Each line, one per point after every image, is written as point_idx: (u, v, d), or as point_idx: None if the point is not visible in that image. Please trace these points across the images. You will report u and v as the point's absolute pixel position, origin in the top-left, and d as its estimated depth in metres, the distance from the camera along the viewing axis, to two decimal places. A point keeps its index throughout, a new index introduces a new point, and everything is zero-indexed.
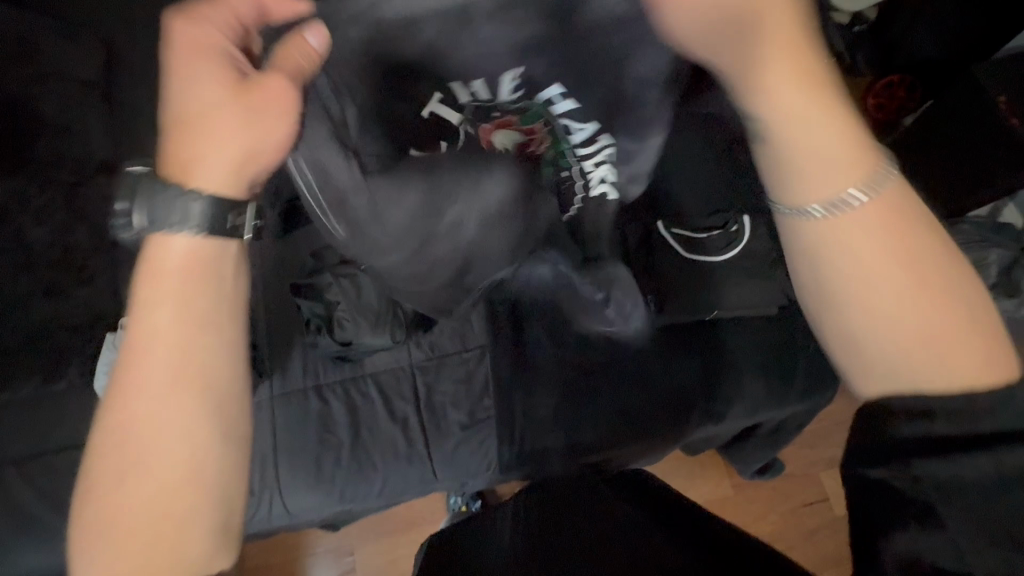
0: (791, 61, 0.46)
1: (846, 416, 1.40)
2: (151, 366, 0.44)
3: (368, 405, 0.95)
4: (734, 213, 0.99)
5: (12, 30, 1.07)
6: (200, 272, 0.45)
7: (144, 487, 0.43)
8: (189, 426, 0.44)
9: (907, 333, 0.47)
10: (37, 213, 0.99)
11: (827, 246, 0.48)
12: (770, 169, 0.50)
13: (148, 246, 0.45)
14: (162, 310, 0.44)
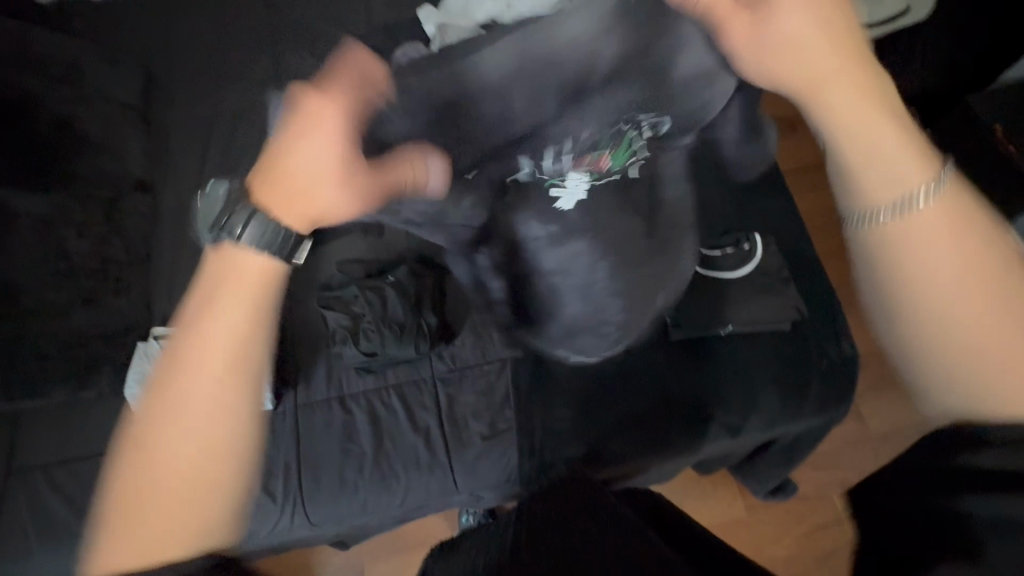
0: (855, 72, 0.44)
1: (858, 436, 1.40)
2: (205, 367, 0.44)
3: (391, 416, 0.97)
4: (745, 232, 1.03)
5: (60, 55, 1.14)
6: (264, 285, 0.46)
7: (177, 480, 0.44)
8: (229, 430, 0.45)
9: (977, 338, 0.43)
10: (79, 227, 1.04)
11: (888, 255, 0.46)
12: (834, 178, 0.48)
13: (221, 252, 0.45)
14: (227, 316, 0.44)
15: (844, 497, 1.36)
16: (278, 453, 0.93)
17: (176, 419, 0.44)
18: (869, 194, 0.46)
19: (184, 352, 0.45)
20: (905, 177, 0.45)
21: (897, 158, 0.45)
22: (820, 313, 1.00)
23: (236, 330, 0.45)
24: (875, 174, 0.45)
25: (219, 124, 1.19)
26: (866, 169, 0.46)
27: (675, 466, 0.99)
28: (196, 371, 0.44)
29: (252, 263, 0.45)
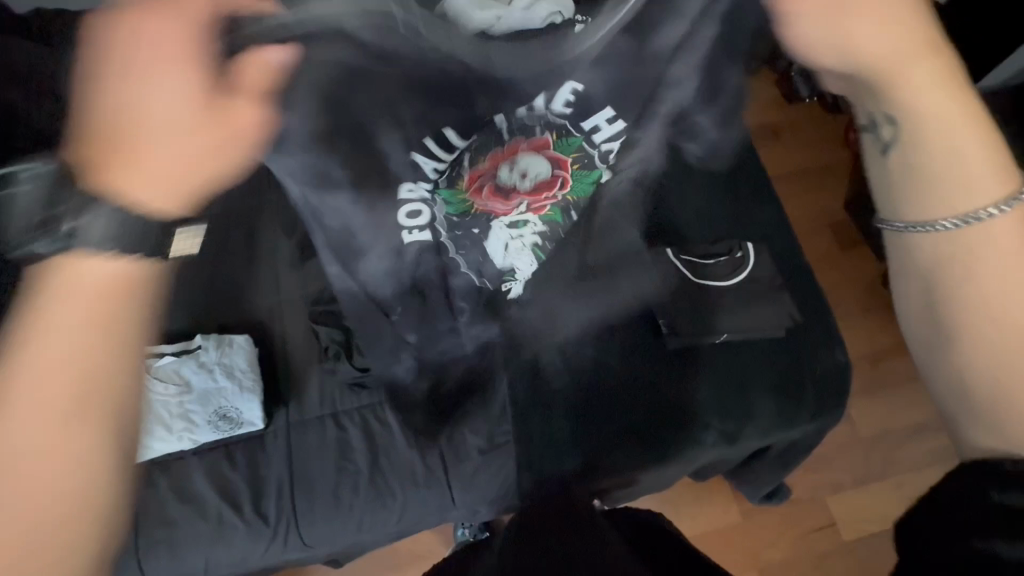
0: (938, 62, 0.42)
1: (848, 438, 1.42)
2: (33, 395, 0.36)
3: (386, 432, 0.95)
4: (737, 241, 1.05)
5: None
6: (113, 297, 0.38)
7: (8, 534, 0.35)
8: (71, 462, 0.37)
9: (1004, 359, 0.43)
10: None
11: (953, 253, 0.44)
12: (900, 183, 0.47)
13: (50, 272, 0.37)
14: (54, 336, 0.36)
15: (836, 500, 1.37)
16: (270, 471, 0.91)
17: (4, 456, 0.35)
18: (933, 195, 0.44)
19: (17, 383, 0.36)
20: (969, 182, 0.43)
21: (962, 154, 0.43)
22: (812, 319, 1.01)
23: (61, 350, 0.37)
24: (935, 174, 0.44)
25: None
26: (935, 163, 0.44)
27: (673, 475, 0.98)
28: (21, 399, 0.36)
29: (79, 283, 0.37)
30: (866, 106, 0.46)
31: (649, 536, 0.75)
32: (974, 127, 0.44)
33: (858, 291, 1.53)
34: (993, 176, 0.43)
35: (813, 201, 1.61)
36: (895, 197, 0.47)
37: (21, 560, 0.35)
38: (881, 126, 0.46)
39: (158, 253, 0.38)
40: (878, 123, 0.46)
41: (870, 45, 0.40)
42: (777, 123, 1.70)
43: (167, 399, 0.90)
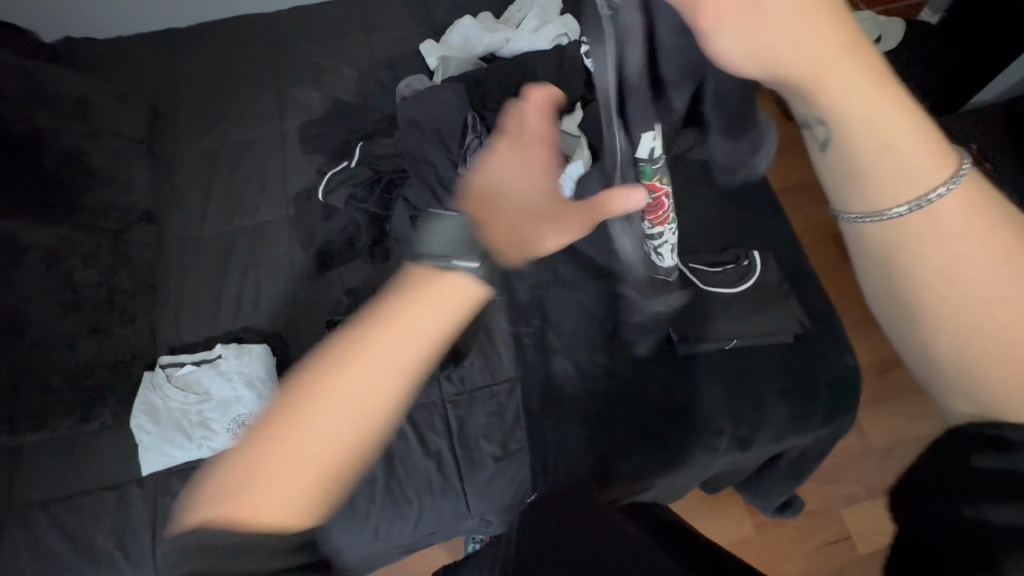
0: (856, 53, 0.37)
1: (860, 449, 1.42)
2: (366, 366, 0.45)
3: (400, 440, 0.95)
4: (743, 250, 1.06)
5: (72, 93, 1.18)
6: (434, 309, 0.48)
7: (314, 454, 0.44)
8: (365, 415, 0.45)
9: (984, 346, 0.37)
10: (86, 257, 1.05)
11: (902, 240, 0.38)
12: (837, 177, 0.40)
13: (426, 273, 0.50)
14: (416, 328, 0.47)
15: (852, 512, 1.36)
16: None
17: (336, 393, 0.45)
18: (871, 192, 0.38)
19: (359, 351, 0.46)
20: (914, 166, 0.37)
21: (896, 145, 0.37)
22: (821, 324, 1.02)
23: (418, 335, 0.47)
24: (879, 170, 0.38)
25: (226, 157, 1.23)
26: (874, 159, 0.38)
27: (688, 481, 0.98)
28: (370, 356, 0.46)
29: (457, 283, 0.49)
30: (795, 101, 0.40)
31: (669, 532, 0.78)
32: (903, 109, 0.37)
33: (864, 301, 1.54)
34: (933, 162, 0.37)
35: (816, 214, 1.64)
36: (841, 197, 0.41)
37: (314, 471, 0.44)
38: (815, 129, 0.40)
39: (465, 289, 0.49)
40: (812, 122, 0.40)
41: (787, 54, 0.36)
42: (777, 139, 1.74)
43: (187, 407, 0.95)
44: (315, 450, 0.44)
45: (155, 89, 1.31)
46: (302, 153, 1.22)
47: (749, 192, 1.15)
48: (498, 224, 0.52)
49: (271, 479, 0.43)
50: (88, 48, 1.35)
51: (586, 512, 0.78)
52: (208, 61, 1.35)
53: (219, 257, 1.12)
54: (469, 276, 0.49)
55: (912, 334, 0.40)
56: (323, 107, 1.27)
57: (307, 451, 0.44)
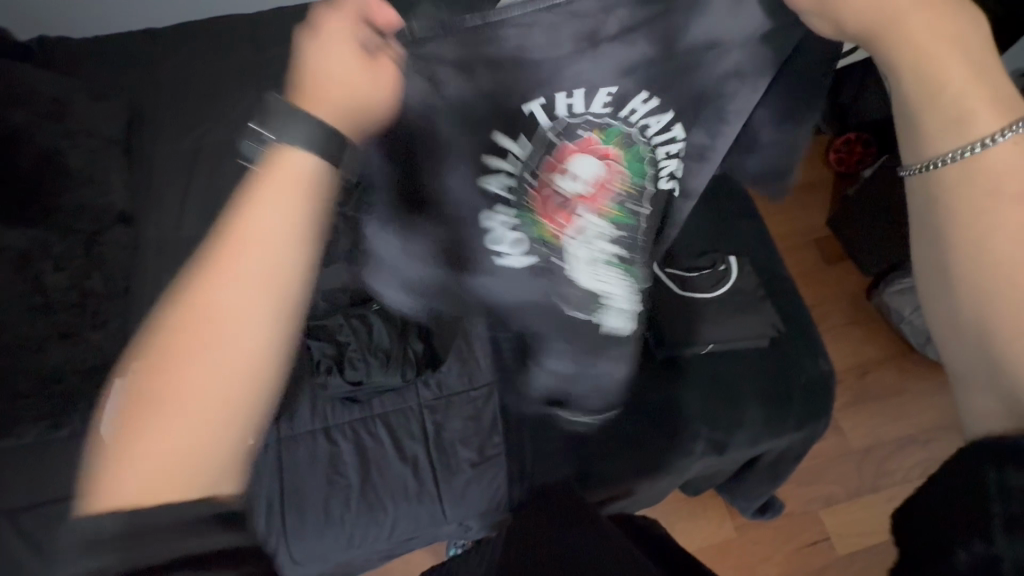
0: (956, 27, 0.46)
1: (838, 451, 1.43)
2: (234, 269, 0.45)
3: (377, 446, 0.95)
4: (721, 255, 1.07)
5: (47, 91, 1.16)
6: (302, 195, 0.46)
7: (203, 381, 0.45)
8: (246, 328, 0.46)
9: (1004, 305, 0.46)
10: (59, 259, 1.03)
11: (979, 197, 0.47)
12: (905, 135, 0.51)
13: (279, 159, 0.46)
14: (270, 220, 0.45)
15: (830, 514, 1.38)
16: (261, 488, 0.91)
17: (212, 306, 0.44)
18: (938, 139, 0.48)
19: (223, 262, 0.45)
20: (995, 112, 0.46)
21: (969, 94, 0.46)
22: (797, 330, 1.03)
23: (280, 243, 0.46)
24: (948, 118, 0.47)
25: (205, 158, 1.21)
26: (948, 111, 0.47)
27: (665, 485, 0.99)
28: (230, 278, 0.45)
29: (297, 177, 0.46)
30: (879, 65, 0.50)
31: (647, 541, 0.79)
32: (974, 64, 0.47)
33: (843, 305, 1.56)
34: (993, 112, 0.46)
35: (798, 218, 1.66)
36: (907, 148, 0.51)
37: (215, 402, 0.45)
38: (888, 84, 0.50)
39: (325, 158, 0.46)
40: (887, 78, 0.50)
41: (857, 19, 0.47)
42: None
43: None
44: (214, 396, 0.45)
45: (133, 88, 1.29)
46: None
47: (730, 197, 1.16)
48: (320, 103, 0.46)
49: (166, 426, 0.44)
50: (64, 45, 1.33)
51: (568, 512, 0.80)
52: (188, 60, 1.33)
53: None
54: (310, 151, 0.45)
55: (948, 301, 0.50)
56: None
57: (184, 408, 0.44)
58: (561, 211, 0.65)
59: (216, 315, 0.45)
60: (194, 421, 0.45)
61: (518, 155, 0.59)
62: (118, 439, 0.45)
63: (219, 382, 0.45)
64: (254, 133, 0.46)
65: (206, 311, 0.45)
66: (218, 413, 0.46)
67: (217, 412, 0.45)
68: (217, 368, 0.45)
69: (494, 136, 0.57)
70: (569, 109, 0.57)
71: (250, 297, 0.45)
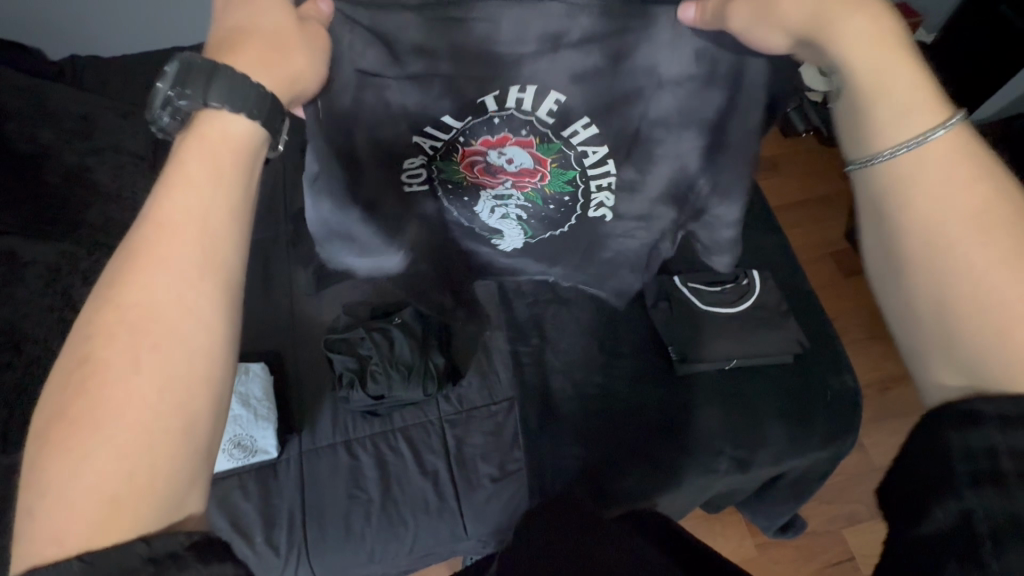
0: (880, 14, 0.43)
1: (861, 469, 1.40)
2: (168, 246, 0.38)
3: (398, 459, 0.95)
4: (742, 269, 1.07)
5: (77, 110, 1.19)
6: (238, 159, 0.41)
7: (135, 391, 0.35)
8: (185, 321, 0.37)
9: (966, 292, 0.39)
10: (86, 273, 1.05)
11: (908, 177, 0.42)
12: (846, 125, 0.45)
13: (202, 125, 0.41)
14: (201, 187, 0.39)
15: (854, 533, 1.35)
16: (282, 501, 0.91)
17: (142, 293, 0.37)
18: (878, 132, 0.43)
19: (151, 241, 0.38)
20: (917, 110, 0.42)
21: (896, 94, 0.42)
22: (820, 345, 1.02)
23: (217, 211, 0.39)
24: (876, 112, 0.43)
25: None
26: (876, 105, 0.43)
27: (686, 502, 0.98)
28: (164, 257, 0.37)
29: (225, 136, 0.41)
30: (815, 51, 0.45)
31: (673, 542, 0.76)
32: (909, 58, 0.43)
33: (863, 318, 1.54)
34: (912, 120, 0.41)
35: (814, 231, 1.64)
36: (846, 147, 0.46)
37: (143, 418, 0.35)
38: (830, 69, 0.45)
39: (265, 122, 0.42)
40: (826, 71, 0.46)
41: (791, 7, 0.45)
42: (777, 155, 1.75)
43: None
44: (154, 400, 0.35)
45: None
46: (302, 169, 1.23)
47: (746, 212, 1.16)
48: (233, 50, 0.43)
49: (85, 449, 0.34)
50: (93, 65, 1.37)
51: (587, 518, 0.78)
52: None
53: None
54: (239, 111, 0.41)
55: (908, 298, 0.42)
56: None
57: (120, 417, 0.35)
58: (489, 177, 0.65)
59: (152, 299, 0.37)
60: (125, 442, 0.34)
61: (453, 126, 0.57)
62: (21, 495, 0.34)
63: (170, 382, 0.36)
64: (164, 99, 0.41)
65: (134, 302, 0.37)
66: (172, 422, 0.36)
67: (169, 414, 0.36)
68: (150, 368, 0.36)
69: (443, 115, 0.56)
70: (519, 102, 0.55)
71: (187, 267, 0.38)
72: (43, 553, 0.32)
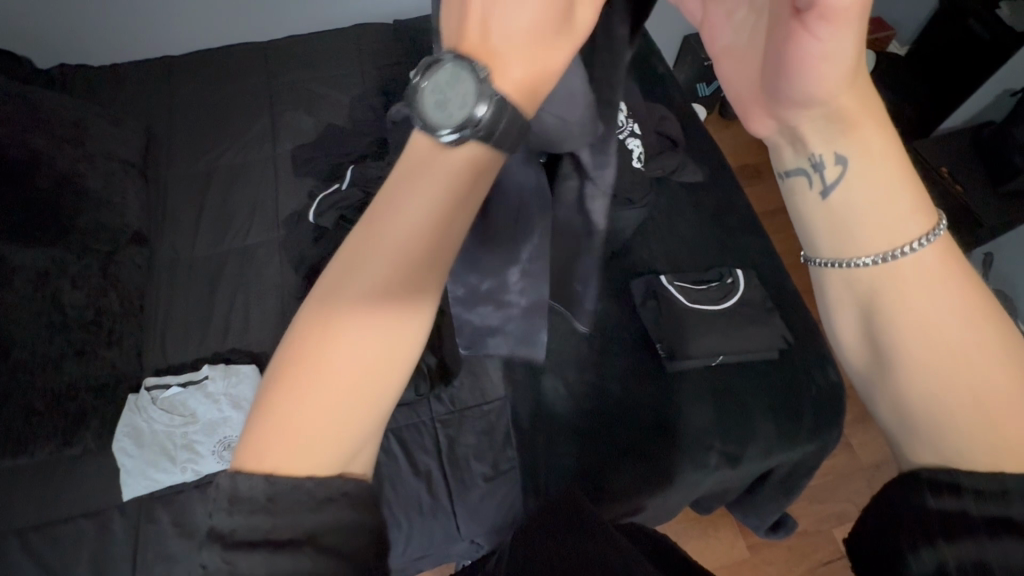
0: (882, 125, 0.44)
1: (848, 468, 1.43)
2: (392, 242, 0.38)
3: (391, 462, 0.94)
4: (727, 268, 1.09)
5: (68, 116, 1.20)
6: (465, 175, 0.40)
7: (339, 373, 0.36)
8: (394, 318, 0.38)
9: (940, 388, 0.42)
10: (75, 278, 1.05)
11: (884, 286, 0.44)
12: (825, 224, 0.46)
13: (414, 150, 0.41)
14: (425, 191, 0.39)
15: (843, 532, 1.36)
16: None
17: (366, 279, 0.37)
18: (856, 235, 0.44)
19: (382, 232, 0.38)
20: (902, 223, 0.43)
21: (880, 212, 0.44)
22: (805, 341, 1.04)
23: (429, 221, 0.38)
24: (853, 217, 0.45)
25: (222, 181, 1.27)
26: (856, 208, 0.44)
27: (679, 499, 0.99)
28: (386, 253, 0.38)
29: (454, 156, 0.40)
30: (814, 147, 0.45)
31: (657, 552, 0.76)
32: (897, 164, 0.44)
33: None
34: (898, 232, 0.43)
35: None
36: (811, 241, 0.47)
37: (345, 390, 0.36)
38: (825, 164, 0.45)
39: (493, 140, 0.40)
40: (825, 160, 0.45)
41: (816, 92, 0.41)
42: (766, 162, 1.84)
43: (172, 430, 0.93)
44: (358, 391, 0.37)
45: (150, 115, 1.35)
46: (294, 178, 1.27)
47: (728, 214, 1.19)
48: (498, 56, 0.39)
49: (294, 409, 0.36)
50: (85, 73, 1.38)
51: (578, 521, 0.80)
52: (202, 87, 1.41)
53: (212, 279, 1.14)
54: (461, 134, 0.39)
55: (893, 388, 0.44)
56: (316, 132, 1.33)
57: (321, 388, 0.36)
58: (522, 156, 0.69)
59: (360, 305, 0.37)
60: (325, 418, 0.36)
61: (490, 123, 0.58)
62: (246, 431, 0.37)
63: (359, 368, 0.37)
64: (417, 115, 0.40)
65: (345, 300, 0.37)
66: (356, 406, 0.37)
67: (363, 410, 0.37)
68: (360, 357, 0.37)
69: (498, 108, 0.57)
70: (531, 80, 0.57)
71: (408, 267, 0.38)
72: (243, 463, 0.37)
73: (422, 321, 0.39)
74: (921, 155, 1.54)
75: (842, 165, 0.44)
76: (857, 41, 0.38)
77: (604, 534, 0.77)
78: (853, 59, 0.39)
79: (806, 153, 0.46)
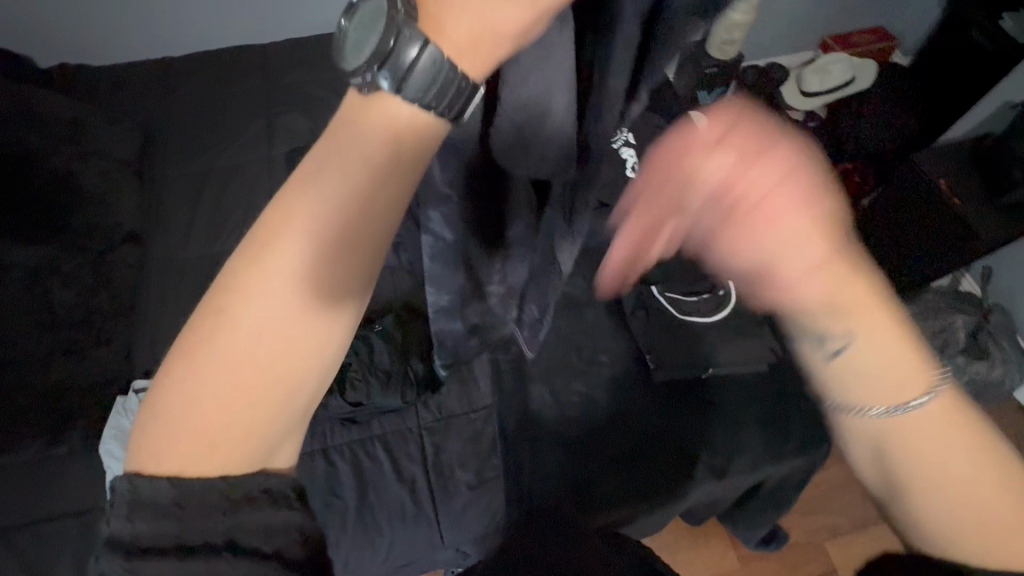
0: (871, 286, 0.43)
1: (841, 480, 1.42)
2: (297, 246, 0.35)
3: (376, 467, 0.95)
4: (720, 279, 1.07)
5: (65, 115, 1.21)
6: (395, 151, 0.36)
7: (226, 380, 0.35)
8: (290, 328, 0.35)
9: (957, 520, 0.44)
10: (66, 277, 1.05)
11: (896, 435, 0.44)
12: (827, 390, 0.46)
13: (356, 103, 0.36)
14: (336, 185, 0.35)
15: (835, 545, 1.35)
16: None
17: (266, 280, 0.35)
18: (859, 395, 0.44)
19: (294, 221, 0.35)
20: (902, 378, 0.43)
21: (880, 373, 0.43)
22: None
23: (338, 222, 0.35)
24: (853, 380, 0.44)
25: (217, 182, 1.28)
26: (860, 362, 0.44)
27: (666, 512, 0.98)
28: (289, 252, 0.35)
29: (379, 120, 0.35)
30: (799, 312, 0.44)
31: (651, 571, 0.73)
32: (893, 320, 0.43)
33: None
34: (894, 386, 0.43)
35: None
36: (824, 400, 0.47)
37: (235, 395, 0.36)
38: (826, 339, 0.44)
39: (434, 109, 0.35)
40: (819, 339, 0.44)
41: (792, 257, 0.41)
42: None
43: None
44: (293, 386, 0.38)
45: (147, 114, 1.36)
46: (289, 181, 1.28)
47: None
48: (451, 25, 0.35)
49: (190, 415, 0.36)
50: (84, 71, 1.39)
51: (573, 533, 0.81)
52: (200, 87, 1.41)
53: (203, 280, 1.14)
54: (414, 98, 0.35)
55: (916, 516, 0.45)
56: (313, 135, 1.34)
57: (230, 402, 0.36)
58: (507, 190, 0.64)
59: (257, 312, 0.35)
60: (215, 427, 0.36)
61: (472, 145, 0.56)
62: (138, 420, 0.38)
63: (248, 381, 0.36)
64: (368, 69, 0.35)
65: (242, 296, 0.35)
66: (247, 414, 0.36)
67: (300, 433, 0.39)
68: (250, 364, 0.35)
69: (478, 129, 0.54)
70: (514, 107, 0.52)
71: (312, 276, 0.35)
72: (139, 464, 0.38)
73: (323, 337, 0.37)
74: (919, 169, 1.52)
75: (845, 335, 0.43)
76: (807, 218, 0.41)
77: (596, 547, 0.78)
78: (807, 225, 0.41)
79: (799, 322, 0.44)
